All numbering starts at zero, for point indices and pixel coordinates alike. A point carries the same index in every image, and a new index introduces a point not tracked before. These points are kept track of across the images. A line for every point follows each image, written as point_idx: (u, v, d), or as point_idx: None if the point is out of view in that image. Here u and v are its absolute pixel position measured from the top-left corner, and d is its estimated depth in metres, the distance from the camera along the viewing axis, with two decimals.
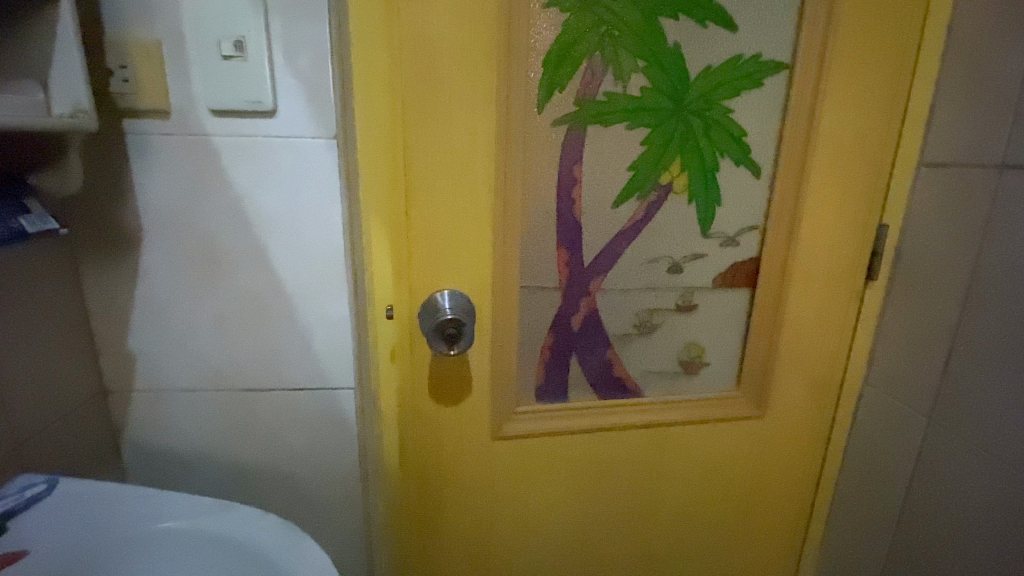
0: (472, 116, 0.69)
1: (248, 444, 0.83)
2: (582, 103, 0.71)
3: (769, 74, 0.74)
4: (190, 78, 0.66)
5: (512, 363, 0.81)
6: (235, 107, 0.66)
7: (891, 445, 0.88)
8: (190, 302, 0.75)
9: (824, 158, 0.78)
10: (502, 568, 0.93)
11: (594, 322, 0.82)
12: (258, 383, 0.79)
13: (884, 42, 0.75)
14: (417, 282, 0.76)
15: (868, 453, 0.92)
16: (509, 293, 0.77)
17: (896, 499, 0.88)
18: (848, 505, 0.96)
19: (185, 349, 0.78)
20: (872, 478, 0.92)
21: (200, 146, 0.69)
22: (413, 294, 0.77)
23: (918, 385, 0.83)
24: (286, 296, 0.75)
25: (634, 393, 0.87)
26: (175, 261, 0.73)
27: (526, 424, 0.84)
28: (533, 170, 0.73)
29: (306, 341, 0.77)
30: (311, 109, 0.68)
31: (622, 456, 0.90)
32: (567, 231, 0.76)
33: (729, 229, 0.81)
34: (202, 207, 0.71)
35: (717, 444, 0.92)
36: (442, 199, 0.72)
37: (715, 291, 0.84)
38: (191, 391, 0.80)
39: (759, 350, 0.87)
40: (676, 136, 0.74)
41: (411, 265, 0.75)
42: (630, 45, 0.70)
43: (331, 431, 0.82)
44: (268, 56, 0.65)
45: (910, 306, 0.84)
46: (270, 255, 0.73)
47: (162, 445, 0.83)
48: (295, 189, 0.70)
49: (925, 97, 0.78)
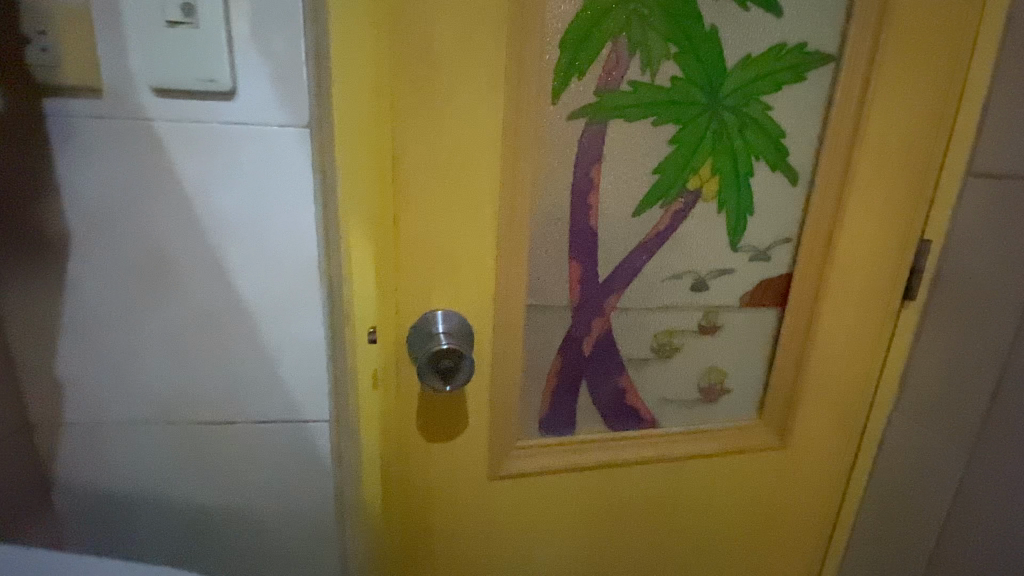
0: (474, 105, 0.58)
1: (202, 483, 0.71)
2: (603, 93, 0.61)
3: (814, 66, 0.65)
4: (126, 49, 0.54)
5: (514, 392, 0.70)
6: (185, 86, 0.54)
7: (923, 479, 0.81)
8: (132, 321, 0.63)
9: (870, 162, 0.69)
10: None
11: (608, 345, 0.72)
12: (213, 414, 0.67)
13: (945, 32, 0.66)
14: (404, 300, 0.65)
15: (895, 488, 0.84)
16: (513, 314, 0.66)
17: (929, 537, 0.81)
18: (871, 540, 0.89)
19: (125, 374, 0.65)
20: (898, 515, 0.84)
21: (143, 134, 0.57)
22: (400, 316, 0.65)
23: (960, 416, 0.76)
24: (246, 314, 0.63)
25: (648, 424, 0.78)
26: (111, 269, 0.61)
27: (528, 461, 0.74)
28: (543, 172, 0.63)
29: (273, 367, 0.66)
30: (279, 92, 0.55)
31: (633, 494, 0.80)
32: (582, 242, 0.66)
33: (761, 242, 0.71)
34: (143, 206, 0.59)
35: (734, 479, 0.83)
36: (436, 203, 0.61)
37: (742, 311, 0.75)
38: (133, 423, 0.67)
39: (785, 376, 0.78)
40: (708, 134, 0.65)
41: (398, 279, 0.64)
42: (661, 26, 0.60)
43: (300, 471, 0.70)
44: (225, 24, 0.52)
45: (950, 330, 0.76)
46: (227, 265, 0.61)
47: (100, 485, 0.70)
48: (256, 188, 0.58)
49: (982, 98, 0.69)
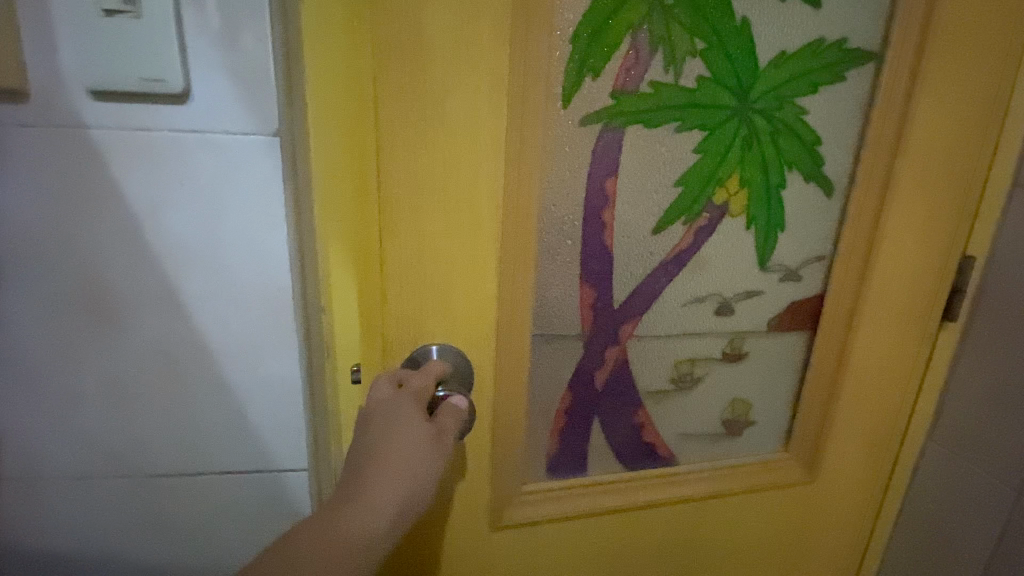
0: (472, 102, 0.48)
1: (162, 537, 0.62)
2: (621, 95, 0.53)
3: (854, 65, 0.59)
4: (56, 44, 0.45)
5: (518, 435, 0.61)
6: (127, 89, 0.46)
7: (963, 515, 0.74)
8: (72, 363, 0.54)
9: (913, 172, 0.62)
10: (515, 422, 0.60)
11: (622, 376, 0.64)
12: (172, 460, 0.59)
13: (998, 26, 0.59)
14: (392, 337, 0.54)
15: (929, 522, 0.78)
16: (519, 349, 0.57)
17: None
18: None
19: (64, 420, 0.56)
20: (931, 552, 0.78)
21: (81, 145, 0.48)
22: (387, 350, 0.54)
23: (1002, 449, 0.70)
24: (207, 347, 0.55)
25: (666, 462, 0.70)
26: (43, 301, 0.52)
27: (534, 509, 0.65)
28: (552, 186, 0.54)
29: (240, 411, 0.58)
30: (242, 95, 0.49)
31: (649, 537, 0.72)
32: (595, 265, 0.58)
33: (791, 259, 0.65)
34: (81, 227, 0.50)
35: (756, 516, 0.75)
36: (427, 215, 0.50)
37: (769, 335, 0.68)
38: (78, 476, 0.58)
39: (815, 405, 0.71)
40: (737, 141, 0.58)
41: (385, 312, 0.53)
42: (687, 19, 0.52)
43: (278, 517, 0.63)
44: (174, 14, 0.45)
45: (993, 356, 0.70)
46: (185, 291, 0.53)
47: (39, 548, 0.61)
48: (216, 204, 0.51)
49: None
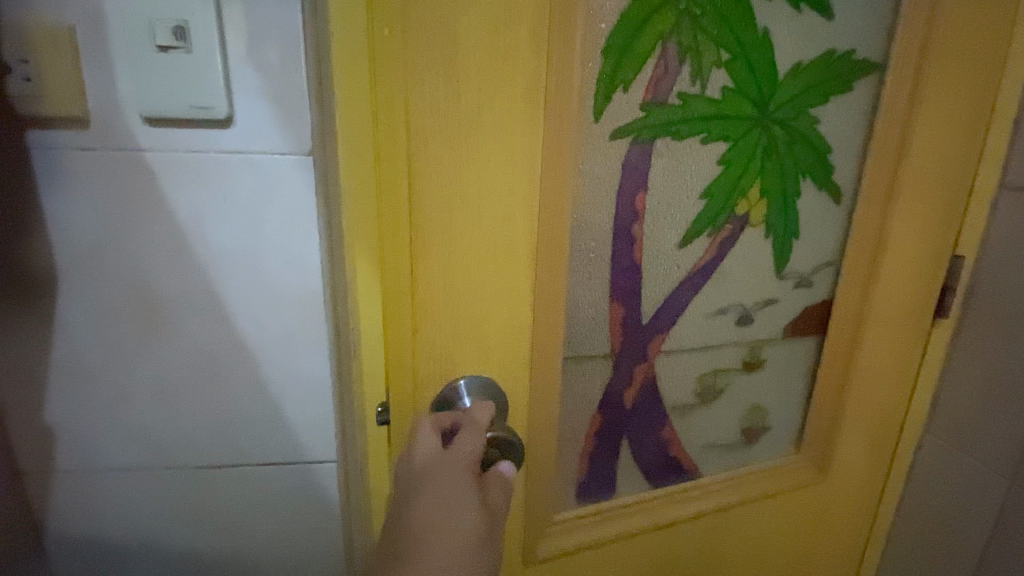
0: (506, 120, 0.48)
1: (205, 527, 0.67)
2: (650, 107, 0.55)
3: (860, 75, 0.61)
4: (115, 76, 0.50)
5: (551, 454, 0.62)
6: (176, 115, 0.51)
7: (958, 504, 0.76)
8: (124, 363, 0.59)
9: (914, 176, 0.64)
10: (547, 438, 0.61)
11: (651, 395, 0.67)
12: (214, 454, 0.64)
13: (987, 30, 0.60)
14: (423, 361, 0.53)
15: (927, 511, 0.80)
16: (551, 369, 0.58)
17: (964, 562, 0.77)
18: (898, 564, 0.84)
19: (117, 416, 0.61)
20: (929, 540, 0.80)
21: (136, 166, 0.53)
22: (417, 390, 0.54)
23: (994, 437, 0.72)
24: (247, 351, 0.60)
25: (691, 475, 0.73)
26: (101, 308, 0.57)
27: (564, 539, 0.67)
28: (583, 207, 0.56)
29: (275, 408, 0.63)
30: (278, 118, 0.53)
31: (671, 552, 0.73)
32: (623, 282, 0.60)
33: (804, 266, 0.67)
34: (136, 240, 0.55)
35: (773, 522, 0.78)
36: (461, 240, 0.50)
37: (784, 341, 0.71)
38: (129, 469, 0.63)
39: (825, 409, 0.73)
40: (758, 152, 0.60)
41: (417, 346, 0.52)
42: (713, 29, 0.55)
43: (306, 507, 0.68)
44: (220, 47, 0.49)
45: (984, 350, 0.71)
46: (227, 298, 0.58)
47: (94, 535, 0.66)
48: (254, 219, 0.56)
49: (1011, 103, 0.64)
